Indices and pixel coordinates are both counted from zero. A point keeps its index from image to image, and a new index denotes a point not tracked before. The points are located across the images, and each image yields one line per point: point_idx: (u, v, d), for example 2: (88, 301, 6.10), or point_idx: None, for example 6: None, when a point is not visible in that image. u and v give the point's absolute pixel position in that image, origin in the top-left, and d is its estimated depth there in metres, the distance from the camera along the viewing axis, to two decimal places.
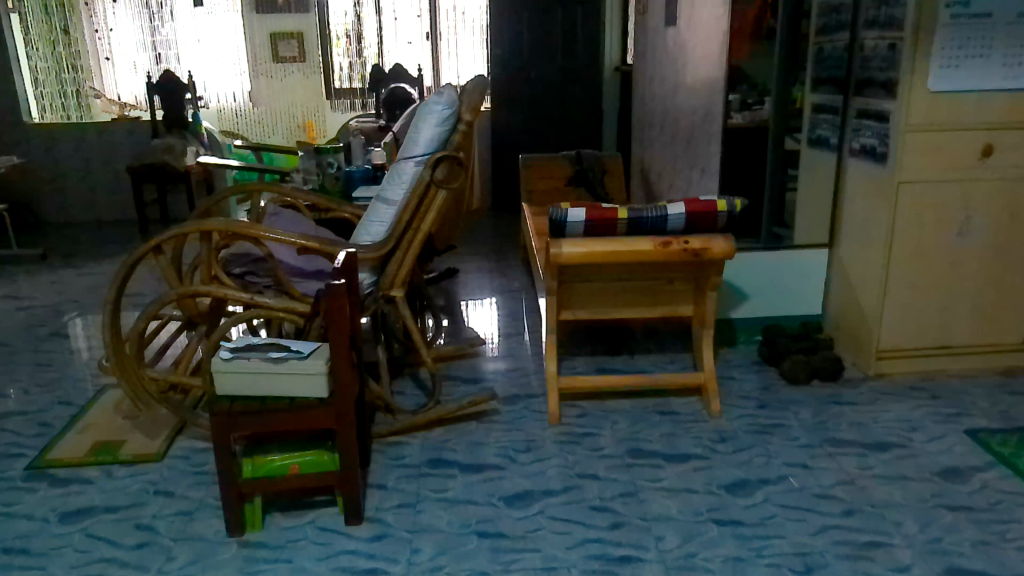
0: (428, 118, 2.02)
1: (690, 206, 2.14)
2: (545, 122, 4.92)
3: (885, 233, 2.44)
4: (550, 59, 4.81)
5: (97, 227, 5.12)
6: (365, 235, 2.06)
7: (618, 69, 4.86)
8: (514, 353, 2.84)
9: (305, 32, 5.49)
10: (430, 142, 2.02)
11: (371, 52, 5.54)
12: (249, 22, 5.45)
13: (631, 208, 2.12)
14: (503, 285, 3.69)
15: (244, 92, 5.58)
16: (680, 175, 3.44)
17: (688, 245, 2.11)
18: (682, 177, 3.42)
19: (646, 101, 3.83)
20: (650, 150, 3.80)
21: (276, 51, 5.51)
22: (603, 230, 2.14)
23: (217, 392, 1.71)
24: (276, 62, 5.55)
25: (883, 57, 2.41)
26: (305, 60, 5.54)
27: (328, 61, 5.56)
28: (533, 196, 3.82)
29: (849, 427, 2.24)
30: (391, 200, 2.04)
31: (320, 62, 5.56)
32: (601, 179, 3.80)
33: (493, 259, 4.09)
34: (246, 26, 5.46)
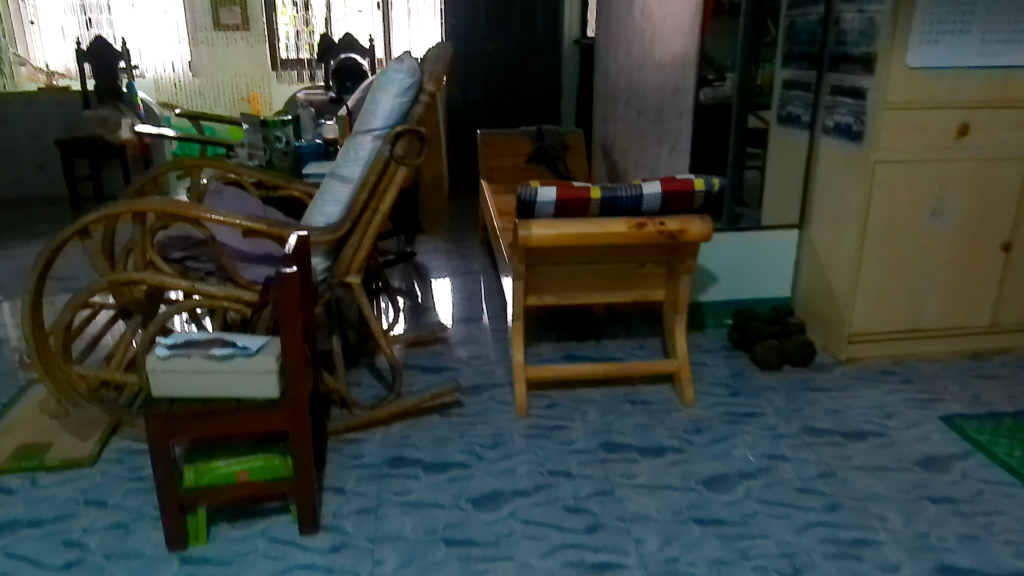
0: (388, 89, 1.83)
1: (667, 185, 2.00)
2: (502, 97, 4.77)
3: (859, 212, 2.37)
4: (506, 31, 4.64)
5: (24, 205, 4.80)
6: (318, 216, 1.88)
7: (578, 42, 4.72)
8: (477, 339, 2.71)
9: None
10: (390, 115, 1.84)
11: (319, 21, 5.29)
12: None
13: (605, 188, 1.98)
14: (462, 268, 3.54)
15: (184, 61, 5.26)
16: (647, 152, 3.34)
17: (663, 227, 2.00)
18: (649, 155, 3.33)
19: (610, 77, 3.68)
20: (614, 127, 3.64)
21: (217, 18, 5.18)
22: (576, 211, 1.99)
23: (155, 393, 1.53)
24: (217, 30, 5.21)
25: (860, 32, 2.32)
26: (249, 28, 5.23)
27: (274, 30, 5.28)
28: (492, 174, 3.65)
29: (825, 414, 2.17)
30: (346, 178, 1.86)
31: (265, 30, 5.26)
32: (563, 156, 3.66)
33: (451, 241, 3.93)
34: None
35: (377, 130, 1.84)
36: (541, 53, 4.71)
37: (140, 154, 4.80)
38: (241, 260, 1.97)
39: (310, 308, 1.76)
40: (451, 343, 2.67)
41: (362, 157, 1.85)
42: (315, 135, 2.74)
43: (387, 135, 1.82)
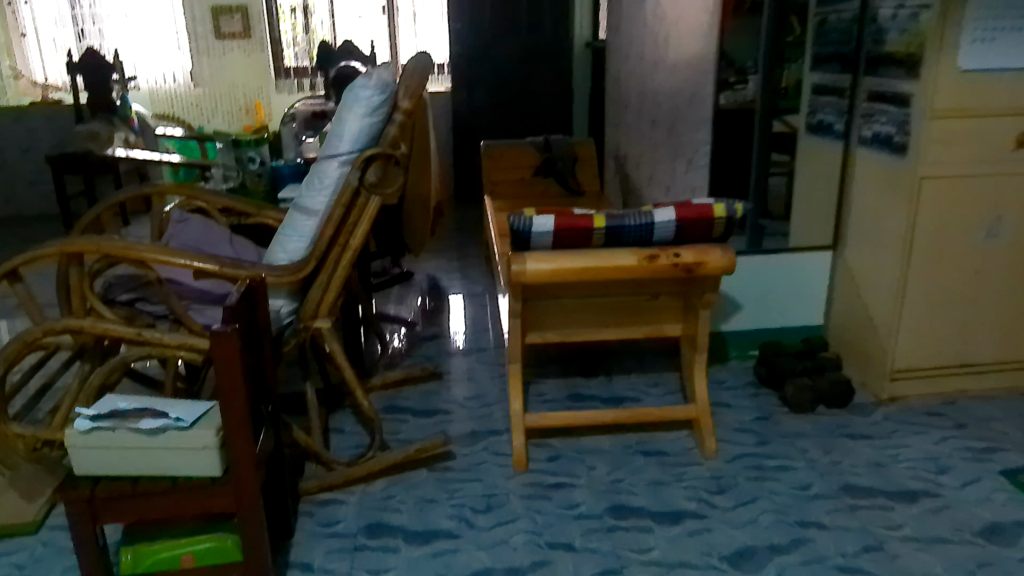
0: (354, 109, 1.61)
1: (681, 211, 1.74)
2: (510, 104, 4.53)
3: (903, 234, 2.09)
4: (513, 35, 4.40)
5: (17, 222, 4.68)
6: (280, 252, 1.65)
7: (590, 46, 4.44)
8: (474, 374, 2.46)
9: (249, 5, 4.96)
10: (358, 138, 1.60)
11: (321, 28, 5.06)
12: None
13: (610, 216, 1.73)
14: (464, 290, 3.30)
15: (184, 71, 5.07)
16: (651, 157, 2.98)
17: (678, 260, 1.74)
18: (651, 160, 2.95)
19: (617, 83, 3.42)
20: (623, 137, 3.37)
21: (217, 26, 4.98)
22: (576, 241, 1.75)
23: (77, 471, 1.30)
24: (217, 39, 5.02)
25: (901, 30, 2.04)
26: (249, 36, 5.02)
27: (274, 37, 5.06)
28: (495, 188, 3.39)
29: (867, 469, 1.90)
30: (311, 209, 1.63)
31: (265, 38, 5.04)
32: (572, 168, 3.40)
33: (455, 260, 3.69)
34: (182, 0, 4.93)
35: (344, 155, 1.61)
36: (551, 58, 4.46)
37: (134, 169, 4.63)
38: (191, 302, 1.76)
39: (257, 362, 1.52)
40: (446, 380, 2.42)
41: (328, 186, 1.62)
42: (297, 153, 2.52)
43: (356, 161, 1.59)
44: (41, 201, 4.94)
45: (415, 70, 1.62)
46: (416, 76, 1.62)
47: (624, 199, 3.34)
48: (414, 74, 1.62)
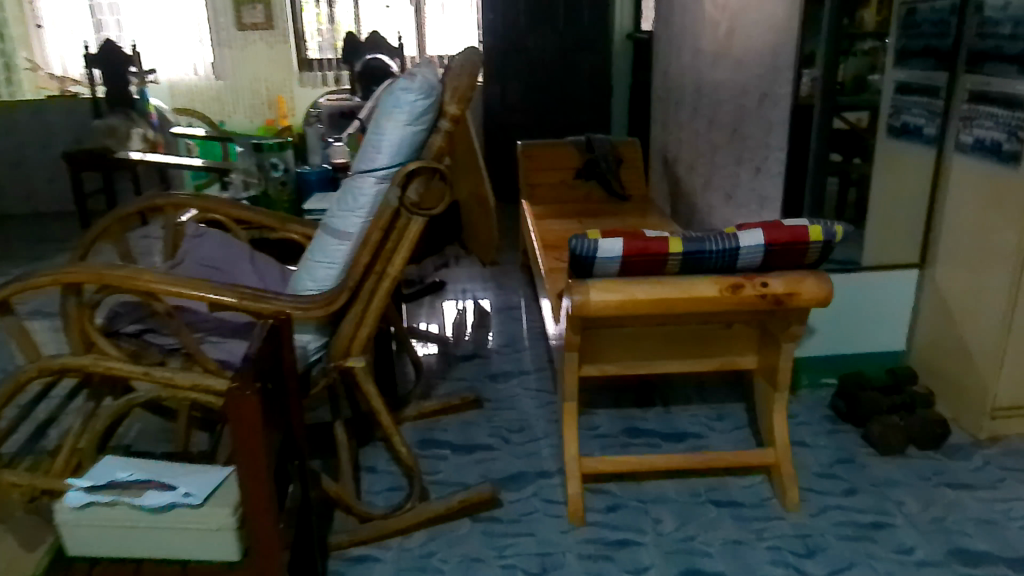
0: (394, 115, 1.35)
1: (770, 234, 1.49)
2: (544, 99, 4.30)
3: (1013, 255, 1.82)
4: (549, 26, 4.15)
5: (32, 222, 4.52)
6: (308, 280, 1.44)
7: (631, 37, 4.18)
8: (516, 402, 2.24)
9: None
10: (398, 149, 1.36)
11: (346, 19, 4.84)
12: None
13: (688, 239, 1.49)
14: (500, 302, 3.07)
15: (206, 63, 4.88)
16: (702, 157, 2.70)
17: (765, 291, 1.50)
18: (704, 163, 2.68)
19: (663, 79, 3.17)
20: (669, 137, 3.11)
21: (239, 17, 4.79)
22: (647, 267, 1.51)
23: (70, 551, 1.10)
24: (239, 30, 4.83)
25: (1016, 22, 1.77)
26: (272, 27, 4.81)
27: (297, 29, 4.84)
28: (535, 192, 3.16)
29: (976, 528, 1.66)
30: (344, 232, 1.40)
31: (287, 29, 4.83)
32: (616, 170, 3.16)
33: (488, 267, 3.48)
34: None
35: (382, 169, 1.37)
36: (588, 50, 4.21)
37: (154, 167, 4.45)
38: (199, 332, 1.55)
39: (280, 414, 1.31)
40: (487, 409, 2.21)
41: (364, 206, 1.39)
42: (325, 157, 2.30)
43: (395, 176, 1.36)
44: (58, 201, 4.77)
45: (465, 69, 1.37)
46: (467, 77, 1.37)
47: (673, 205, 3.10)
48: (465, 74, 1.37)
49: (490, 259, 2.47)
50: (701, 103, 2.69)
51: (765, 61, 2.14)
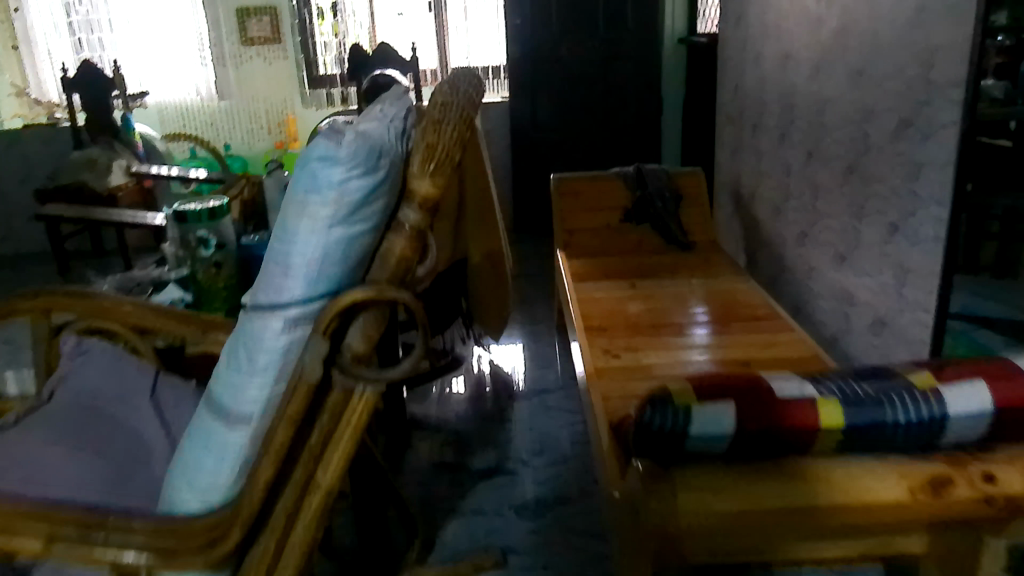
0: (309, 213, 0.71)
1: (999, 391, 0.85)
2: (582, 118, 3.68)
3: None
4: (586, 32, 3.54)
5: (9, 266, 4.04)
6: (183, 484, 0.82)
7: (685, 41, 3.52)
8: (551, 557, 1.60)
9: (278, 7, 4.17)
10: (321, 273, 0.72)
11: (357, 30, 4.21)
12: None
13: (848, 399, 0.86)
14: (532, 381, 2.46)
15: (208, 86, 4.33)
16: (794, 199, 2.05)
17: (998, 491, 0.83)
18: (798, 206, 2.03)
19: (732, 95, 2.52)
20: (741, 166, 2.46)
21: (244, 30, 4.20)
22: (779, 448, 0.87)
23: None
24: (243, 46, 4.24)
25: None
26: (278, 42, 4.23)
27: (306, 42, 4.23)
28: (572, 240, 2.52)
29: None
30: (234, 415, 0.78)
31: (297, 44, 4.23)
32: (676, 210, 2.52)
33: (519, 329, 2.87)
34: (206, 5, 4.17)
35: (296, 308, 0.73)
36: (633, 58, 3.57)
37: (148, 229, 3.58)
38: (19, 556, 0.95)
39: None
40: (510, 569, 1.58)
41: (263, 373, 0.75)
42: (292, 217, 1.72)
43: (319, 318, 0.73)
44: (40, 241, 4.28)
45: (448, 114, 0.76)
46: (451, 128, 0.76)
47: (748, 253, 2.45)
48: (448, 125, 0.76)
49: (497, 325, 2.25)
50: (792, 127, 2.03)
51: (906, 71, 1.47)
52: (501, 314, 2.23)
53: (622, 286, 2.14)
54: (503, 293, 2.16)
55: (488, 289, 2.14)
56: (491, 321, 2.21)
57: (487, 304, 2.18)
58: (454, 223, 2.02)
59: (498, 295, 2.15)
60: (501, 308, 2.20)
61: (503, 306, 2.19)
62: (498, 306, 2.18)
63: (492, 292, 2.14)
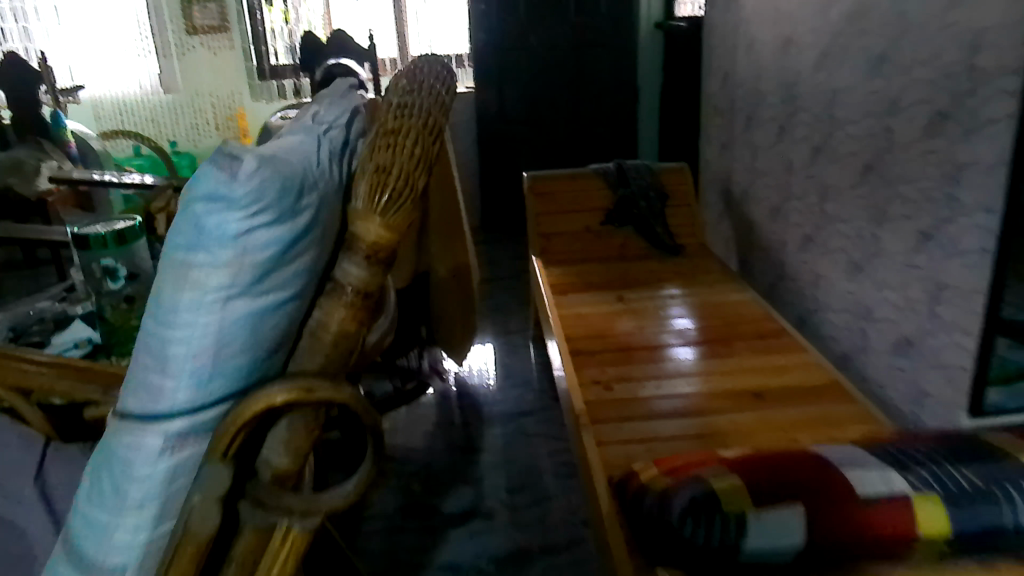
0: (198, 287, 0.55)
1: None
2: (553, 109, 3.47)
3: None
4: (557, 17, 3.31)
5: None
6: None
7: (661, 25, 3.31)
8: None
9: None
10: (221, 359, 0.57)
11: (313, 16, 3.93)
12: None
13: (952, 496, 0.64)
14: (509, 401, 2.23)
15: (150, 78, 3.94)
16: (796, 199, 1.85)
17: None
18: (801, 208, 1.83)
19: (720, 85, 2.32)
20: (732, 161, 2.25)
21: (190, 18, 3.80)
22: (860, 555, 0.64)
23: None
24: (190, 35, 3.86)
25: None
26: (226, 30, 3.84)
27: (256, 30, 3.90)
28: (549, 247, 2.28)
29: None
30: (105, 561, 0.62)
31: (248, 30, 3.87)
32: (663, 210, 2.31)
33: (492, 341, 2.64)
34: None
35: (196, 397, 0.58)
36: (607, 45, 3.35)
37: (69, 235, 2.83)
38: None
39: None
40: None
41: (140, 506, 0.60)
42: None
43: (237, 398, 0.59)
44: None
45: (411, 116, 0.62)
46: (412, 135, 0.62)
47: (740, 255, 2.25)
48: (408, 131, 0.62)
49: (462, 351, 2.04)
50: (795, 119, 1.83)
51: (943, 56, 1.27)
52: (466, 338, 2.03)
53: (607, 298, 1.92)
54: (469, 312, 1.98)
55: (452, 309, 1.96)
56: (458, 342, 2.00)
57: (451, 326, 1.99)
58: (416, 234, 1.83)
59: (465, 314, 1.97)
60: (468, 329, 2.00)
61: (469, 328, 2.01)
62: (463, 329, 1.99)
63: (456, 311, 1.96)
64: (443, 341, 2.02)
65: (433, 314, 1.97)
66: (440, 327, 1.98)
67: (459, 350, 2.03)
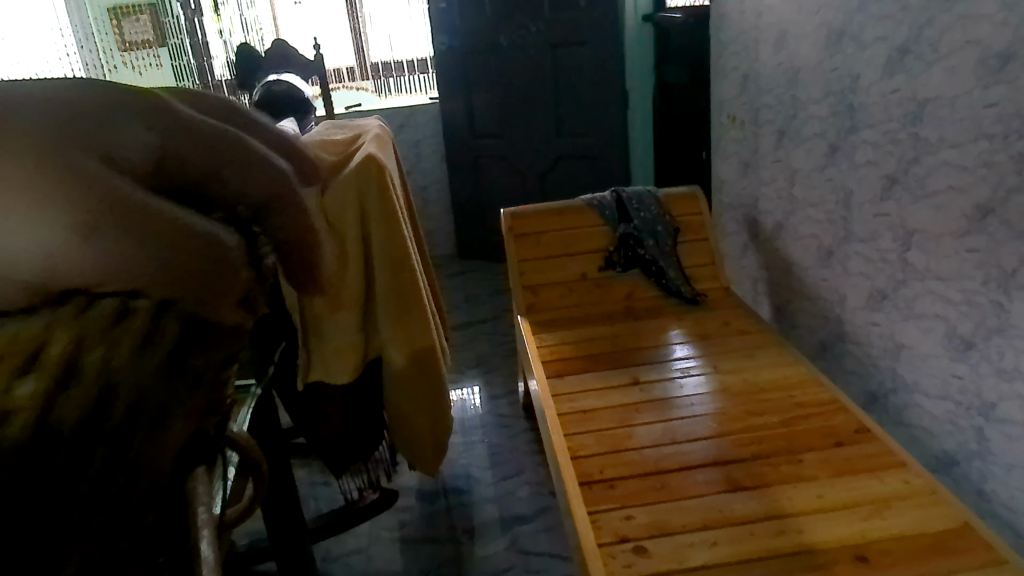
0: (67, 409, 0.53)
1: None
2: (531, 121, 3.02)
3: None
4: (531, 16, 2.86)
5: None
6: None
7: (651, 19, 2.80)
8: None
9: None
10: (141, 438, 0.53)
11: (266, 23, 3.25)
12: None
13: None
14: (499, 499, 1.79)
15: None
16: (861, 243, 1.41)
17: None
18: (870, 255, 1.39)
19: (738, 91, 1.87)
20: (758, 186, 1.82)
21: None
22: None
23: None
24: None
25: None
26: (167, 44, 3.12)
27: None
28: (539, 300, 1.84)
29: None
30: None
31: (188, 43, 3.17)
32: (675, 247, 1.87)
33: (474, 409, 2.19)
34: None
35: None
36: (589, 43, 2.85)
37: None
38: None
39: None
40: None
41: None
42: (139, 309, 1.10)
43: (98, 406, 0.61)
44: None
45: None
46: None
47: (774, 301, 1.82)
48: None
49: (433, 455, 1.58)
50: (854, 139, 1.39)
51: None
52: (440, 444, 1.59)
53: (621, 381, 1.47)
54: (438, 408, 1.52)
55: (417, 405, 1.49)
56: (429, 444, 1.55)
57: (416, 426, 1.53)
58: (361, 310, 1.38)
59: (435, 410, 1.51)
60: (440, 426, 1.55)
61: (442, 425, 1.55)
62: (431, 428, 1.54)
63: (421, 408, 1.50)
64: (407, 446, 1.56)
65: (391, 414, 1.51)
66: (402, 428, 1.53)
67: (428, 453, 1.58)
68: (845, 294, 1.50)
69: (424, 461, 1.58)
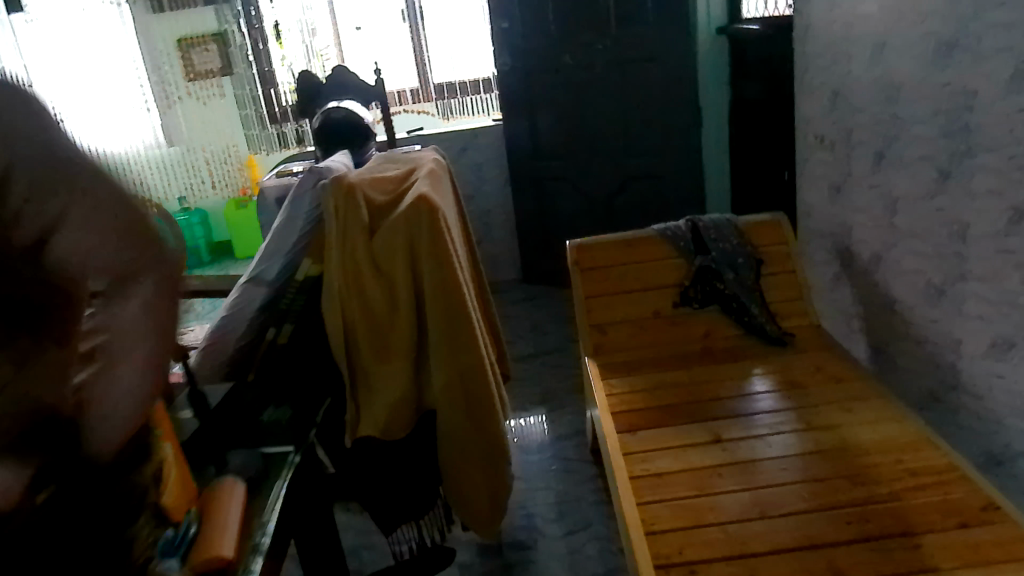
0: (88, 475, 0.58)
1: None
2: (597, 142, 2.90)
3: None
4: (597, 32, 2.74)
5: None
6: None
7: (725, 31, 2.62)
8: None
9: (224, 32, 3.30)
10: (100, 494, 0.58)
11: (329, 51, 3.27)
12: (146, 29, 3.31)
13: None
14: (566, 555, 1.65)
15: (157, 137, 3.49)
16: (980, 284, 1.23)
17: None
18: (990, 298, 1.20)
19: (827, 108, 1.70)
20: (851, 212, 1.64)
21: (189, 65, 3.36)
22: None
23: None
24: (191, 81, 3.40)
25: None
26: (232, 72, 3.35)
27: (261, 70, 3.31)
28: (608, 338, 1.70)
29: None
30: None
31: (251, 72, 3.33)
32: (756, 278, 1.70)
33: (541, 450, 2.07)
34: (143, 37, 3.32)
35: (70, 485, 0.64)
36: (658, 59, 2.71)
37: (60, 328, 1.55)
38: None
39: None
40: None
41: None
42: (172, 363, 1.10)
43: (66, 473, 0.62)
44: None
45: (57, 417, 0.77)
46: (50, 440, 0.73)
47: (871, 340, 1.63)
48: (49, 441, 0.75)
49: (492, 517, 1.43)
50: (967, 166, 1.21)
51: None
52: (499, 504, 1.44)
53: (699, 438, 1.32)
54: (495, 462, 1.39)
55: (472, 459, 1.37)
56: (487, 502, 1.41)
57: (472, 481, 1.39)
58: (410, 356, 1.28)
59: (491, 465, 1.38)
60: (500, 483, 1.41)
61: (499, 480, 1.41)
62: (489, 484, 1.40)
63: (475, 461, 1.37)
64: (465, 505, 1.42)
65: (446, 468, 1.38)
66: (457, 484, 1.39)
67: (486, 514, 1.42)
68: (959, 339, 1.31)
69: (480, 523, 1.43)
